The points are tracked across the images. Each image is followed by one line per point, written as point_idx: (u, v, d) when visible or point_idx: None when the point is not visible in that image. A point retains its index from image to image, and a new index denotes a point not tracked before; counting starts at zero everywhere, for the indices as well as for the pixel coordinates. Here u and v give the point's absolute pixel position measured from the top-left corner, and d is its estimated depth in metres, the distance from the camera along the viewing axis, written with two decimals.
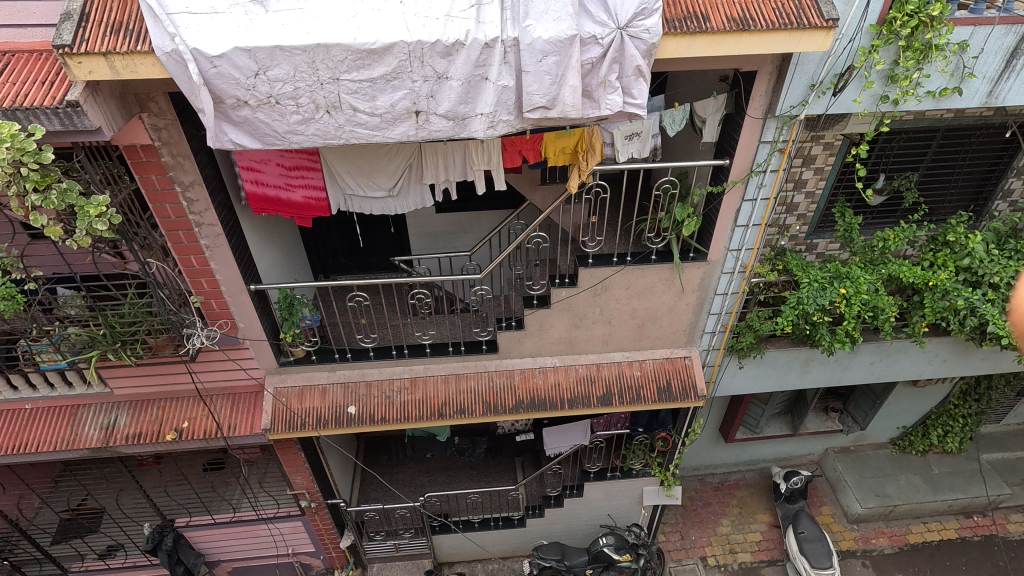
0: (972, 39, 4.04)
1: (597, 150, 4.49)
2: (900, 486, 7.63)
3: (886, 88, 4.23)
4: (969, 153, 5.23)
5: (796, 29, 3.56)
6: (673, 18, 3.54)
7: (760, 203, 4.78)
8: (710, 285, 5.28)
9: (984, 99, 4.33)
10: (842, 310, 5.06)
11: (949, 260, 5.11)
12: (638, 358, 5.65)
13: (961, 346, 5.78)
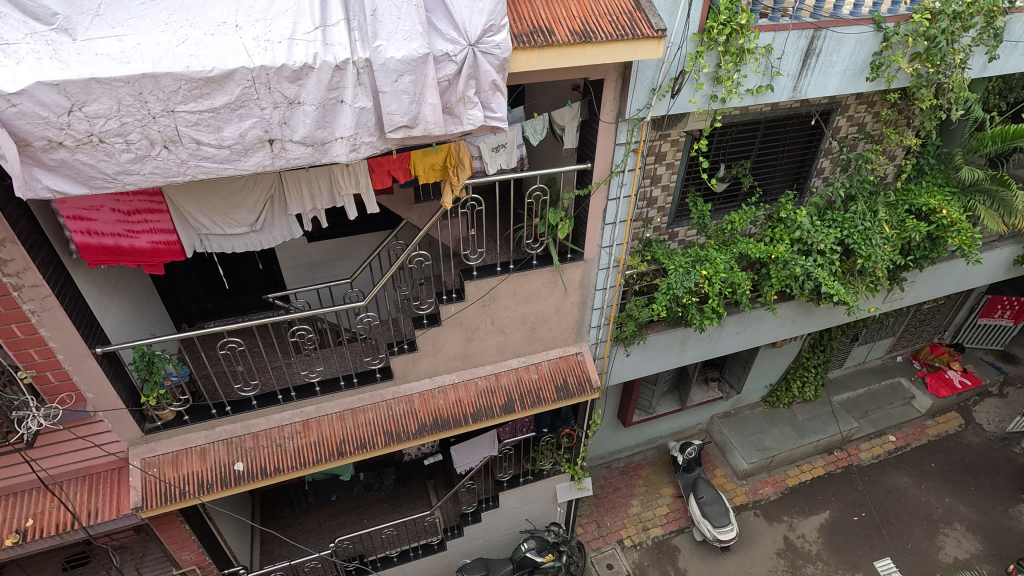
0: (775, 43, 4.65)
1: (467, 165, 4.56)
2: (775, 437, 8.55)
3: (714, 89, 4.73)
4: (787, 140, 6.02)
5: (632, 38, 3.87)
6: (520, 33, 3.70)
7: (623, 201, 5.13)
8: (590, 282, 5.55)
9: (791, 93, 5.00)
10: (706, 290, 5.57)
11: (784, 234, 5.84)
12: (534, 362, 5.79)
13: (804, 307, 6.61)
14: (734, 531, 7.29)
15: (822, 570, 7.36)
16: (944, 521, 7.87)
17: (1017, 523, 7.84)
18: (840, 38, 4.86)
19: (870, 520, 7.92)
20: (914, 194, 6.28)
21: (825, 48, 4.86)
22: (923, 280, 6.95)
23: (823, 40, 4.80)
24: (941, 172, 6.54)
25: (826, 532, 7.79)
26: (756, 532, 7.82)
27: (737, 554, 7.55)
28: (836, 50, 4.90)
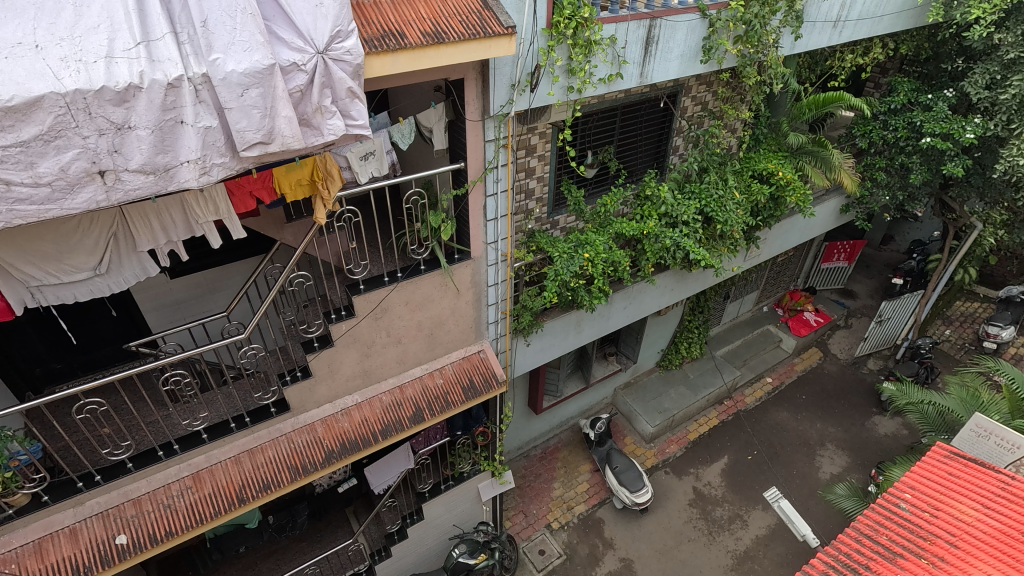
0: (618, 34, 4.96)
1: (337, 176, 4.35)
2: (673, 398, 9.21)
3: (570, 80, 4.96)
4: (643, 123, 6.47)
5: (484, 37, 3.93)
6: (370, 37, 3.62)
7: (501, 196, 5.23)
8: (481, 279, 5.59)
9: (639, 79, 5.39)
10: (591, 271, 5.85)
11: (652, 210, 6.29)
12: (437, 367, 5.72)
13: (679, 274, 7.17)
14: (649, 492, 7.79)
15: (728, 510, 8.10)
16: (819, 444, 8.97)
17: (874, 433, 9.15)
18: (674, 26, 5.29)
19: (762, 456, 8.82)
20: (755, 161, 7.03)
21: (662, 36, 5.28)
22: (773, 236, 7.82)
23: (659, 28, 5.20)
24: (774, 140, 7.39)
25: (728, 475, 8.57)
26: (669, 488, 8.41)
27: (655, 513, 8.08)
28: (672, 37, 5.35)
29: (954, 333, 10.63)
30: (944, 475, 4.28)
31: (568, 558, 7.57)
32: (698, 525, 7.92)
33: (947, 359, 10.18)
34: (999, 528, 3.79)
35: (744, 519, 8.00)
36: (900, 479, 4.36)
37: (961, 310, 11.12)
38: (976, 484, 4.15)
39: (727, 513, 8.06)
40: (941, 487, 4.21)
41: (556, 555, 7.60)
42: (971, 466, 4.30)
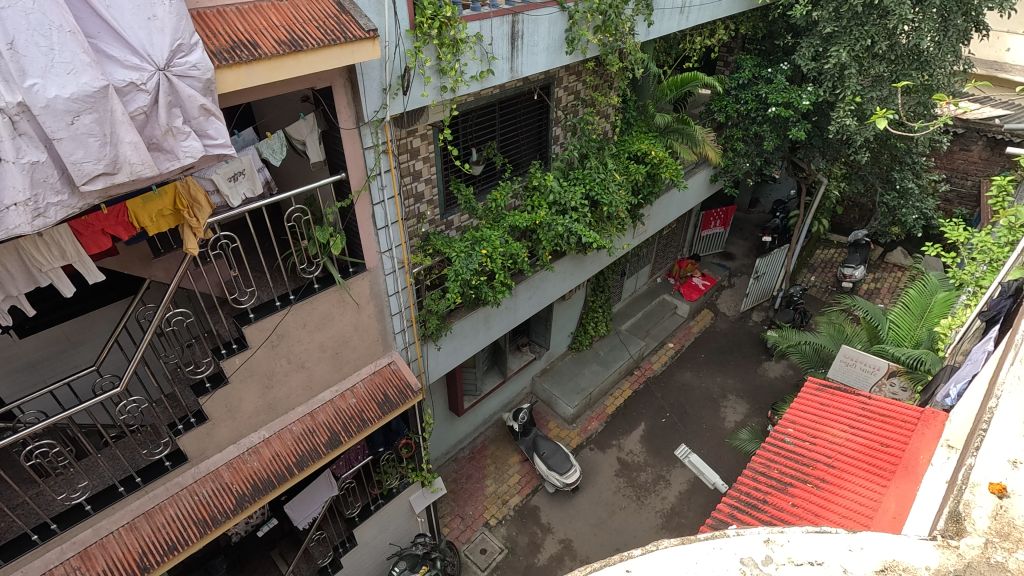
0: (483, 31, 5.01)
1: (205, 203, 4.03)
2: (588, 377, 9.56)
3: (442, 80, 4.93)
4: (521, 115, 6.60)
5: (345, 42, 3.78)
6: (218, 50, 3.37)
7: (389, 202, 5.11)
8: (381, 290, 5.43)
9: (510, 73, 5.49)
10: (491, 267, 5.89)
11: (541, 200, 6.46)
12: (348, 387, 5.50)
13: (576, 258, 7.44)
14: (577, 471, 8.08)
15: (651, 473, 8.58)
16: (721, 396, 9.74)
17: (765, 379, 10.09)
18: (535, 20, 5.44)
19: (674, 417, 9.42)
20: (629, 143, 7.45)
21: (526, 30, 5.41)
22: (655, 211, 8.33)
23: (522, 23, 5.32)
24: (643, 121, 7.87)
25: (647, 440, 9.06)
26: (596, 464, 8.74)
27: (586, 490, 8.37)
28: (536, 31, 5.50)
29: (818, 278, 11.97)
30: (816, 405, 4.53)
31: (510, 551, 7.65)
32: (626, 493, 8.32)
33: (815, 302, 11.45)
34: (866, 435, 4.01)
35: (667, 479, 8.51)
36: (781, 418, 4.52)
37: (821, 257, 12.53)
38: (842, 404, 4.42)
39: (651, 476, 8.53)
40: (816, 415, 4.42)
41: (498, 551, 7.64)
42: (836, 391, 4.60)
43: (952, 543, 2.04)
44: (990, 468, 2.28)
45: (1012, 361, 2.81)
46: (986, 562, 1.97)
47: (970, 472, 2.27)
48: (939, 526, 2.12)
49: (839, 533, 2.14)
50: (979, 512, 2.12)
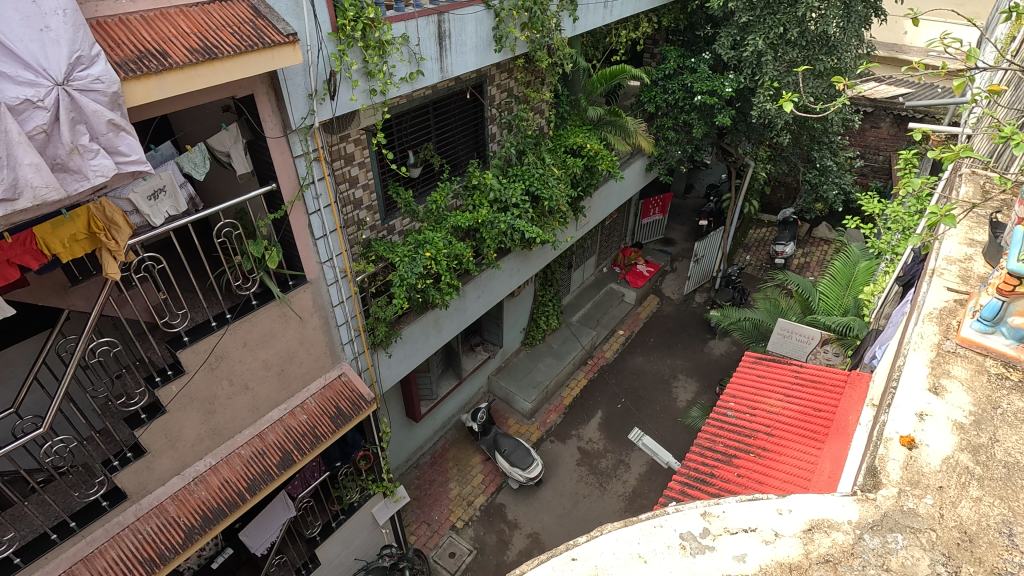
0: (409, 32, 4.95)
1: (123, 224, 3.81)
2: (543, 371, 9.65)
3: (370, 83, 4.83)
4: (456, 116, 6.57)
5: (264, 48, 3.62)
6: (124, 60, 3.17)
7: (326, 210, 4.98)
8: (324, 301, 5.28)
9: (440, 73, 5.46)
10: (436, 269, 5.83)
11: (482, 199, 6.46)
12: (298, 403, 5.31)
13: (521, 254, 7.48)
14: (539, 464, 8.18)
15: (611, 458, 8.77)
16: (672, 378, 10.06)
17: (712, 357, 10.49)
18: (461, 19, 5.42)
19: (629, 402, 9.65)
20: (565, 137, 7.57)
21: (454, 30, 5.38)
22: (596, 203, 8.49)
23: (448, 23, 5.29)
24: (576, 115, 8.01)
25: (605, 427, 9.24)
26: (557, 455, 8.85)
27: (550, 483, 8.46)
28: (463, 30, 5.48)
29: (753, 257, 12.53)
30: (754, 377, 4.74)
31: (479, 551, 7.63)
32: (589, 480, 8.46)
33: (752, 280, 11.99)
34: (801, 402, 4.23)
35: (627, 463, 8.71)
36: (723, 393, 4.71)
37: (755, 237, 13.11)
38: (777, 375, 4.64)
39: (611, 462, 8.71)
40: (754, 388, 4.63)
41: (467, 553, 7.61)
42: (772, 363, 4.83)
43: (870, 496, 2.40)
44: (902, 423, 2.69)
45: (916, 322, 3.30)
46: (898, 508, 2.34)
47: (885, 428, 2.67)
48: (861, 481, 2.48)
49: (768, 498, 2.41)
50: (893, 464, 2.50)
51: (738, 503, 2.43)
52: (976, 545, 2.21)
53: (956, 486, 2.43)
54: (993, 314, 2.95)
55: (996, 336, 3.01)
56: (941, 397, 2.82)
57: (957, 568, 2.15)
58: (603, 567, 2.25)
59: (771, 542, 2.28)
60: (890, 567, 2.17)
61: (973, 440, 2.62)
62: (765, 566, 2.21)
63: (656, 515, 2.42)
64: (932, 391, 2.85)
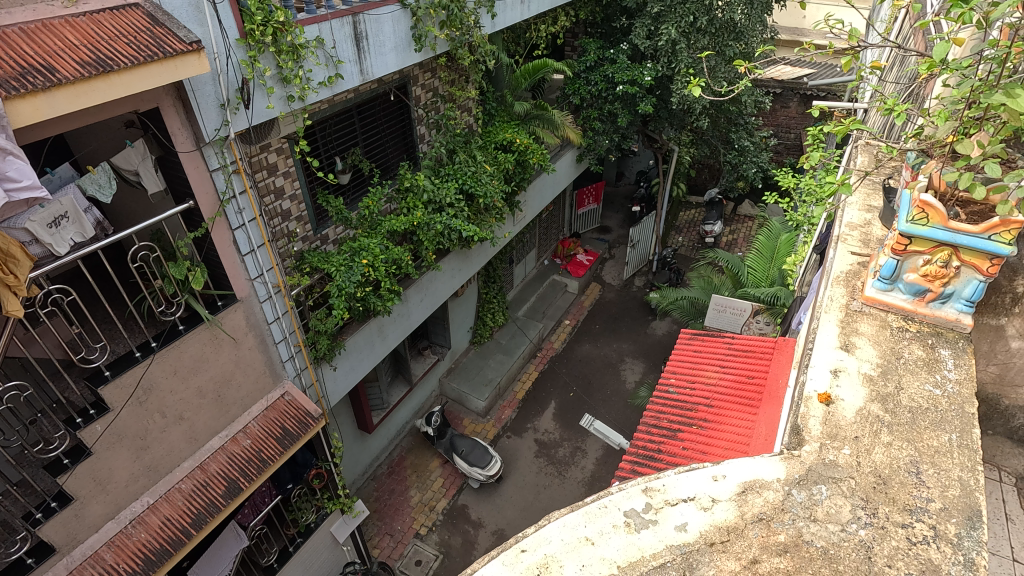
0: (323, 34, 4.79)
1: (23, 255, 3.48)
2: (494, 368, 9.68)
3: (287, 89, 4.66)
4: (382, 118, 6.44)
5: (165, 57, 3.40)
6: (4, 78, 2.90)
7: (251, 224, 4.76)
8: (259, 319, 5.05)
9: (360, 76, 5.33)
10: (375, 276, 5.71)
11: (416, 201, 6.38)
12: (239, 428, 5.06)
13: (461, 253, 7.44)
14: (498, 461, 8.20)
15: (568, 446, 8.91)
16: (619, 361, 10.33)
17: (655, 337, 10.84)
18: (378, 19, 5.30)
19: (581, 389, 9.83)
20: (494, 134, 7.61)
21: (370, 30, 5.26)
22: (531, 197, 8.55)
23: (364, 24, 5.16)
24: (504, 111, 8.04)
25: (559, 417, 9.38)
26: (515, 450, 8.90)
27: (510, 478, 8.50)
28: (380, 30, 5.37)
29: (685, 238, 13.03)
30: (691, 352, 4.94)
31: (445, 556, 7.57)
32: (548, 471, 8.57)
33: (686, 260, 12.46)
34: (736, 371, 4.45)
35: (583, 449, 8.88)
36: (663, 370, 4.87)
37: (685, 219, 13.63)
38: (712, 348, 4.86)
39: (568, 450, 8.86)
40: (691, 362, 4.82)
41: (433, 559, 7.53)
42: (706, 337, 5.05)
43: (796, 453, 2.58)
44: (819, 380, 2.91)
45: (826, 287, 3.54)
46: (821, 462, 2.53)
47: (805, 387, 2.88)
48: (787, 440, 2.66)
49: (705, 466, 2.56)
50: (814, 421, 2.71)
51: (677, 476, 2.53)
52: (889, 487, 2.43)
53: (869, 434, 2.65)
54: (890, 273, 3.15)
55: (895, 292, 3.23)
56: (851, 353, 3.05)
57: (875, 510, 2.35)
58: (554, 555, 2.29)
59: (709, 508, 2.39)
60: (817, 517, 2.34)
61: (881, 390, 2.85)
62: (705, 532, 2.31)
63: (602, 497, 2.48)
64: (842, 348, 3.08)
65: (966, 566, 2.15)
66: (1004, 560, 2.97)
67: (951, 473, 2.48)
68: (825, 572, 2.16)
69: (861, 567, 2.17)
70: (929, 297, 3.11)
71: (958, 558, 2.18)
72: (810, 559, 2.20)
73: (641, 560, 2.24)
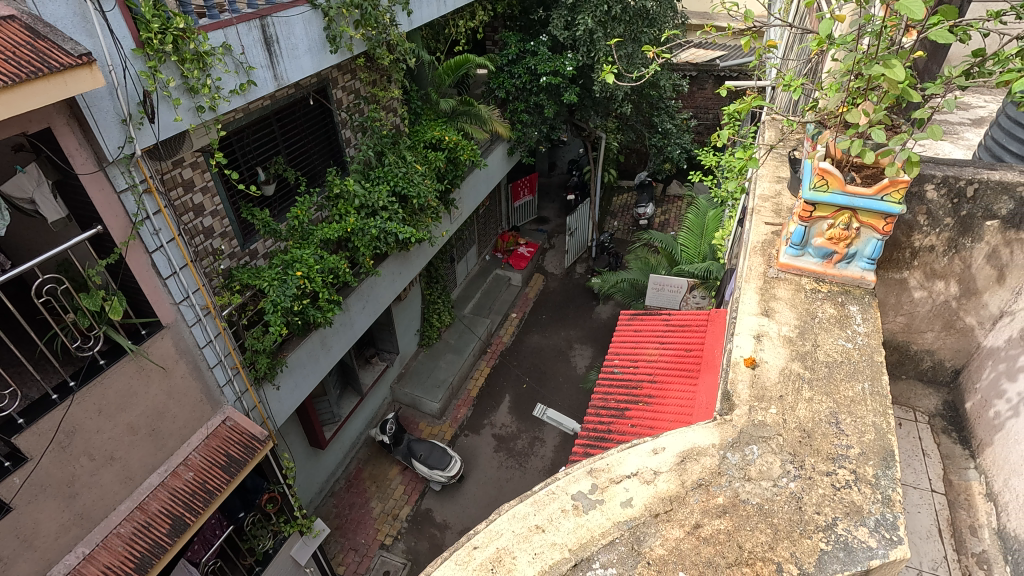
0: (229, 40, 4.56)
1: None
2: (446, 368, 9.62)
3: (195, 100, 4.41)
4: (303, 124, 6.22)
5: (52, 73, 3.12)
6: None
7: (171, 245, 4.49)
8: (189, 344, 4.77)
9: (274, 81, 5.12)
10: (311, 288, 5.51)
11: (348, 207, 6.22)
12: (180, 461, 4.75)
13: (400, 256, 7.32)
14: (458, 460, 8.17)
15: (525, 438, 9.00)
16: (569, 348, 10.51)
17: (601, 321, 11.10)
18: (288, 22, 5.10)
19: (533, 380, 9.93)
20: (422, 133, 7.53)
21: (280, 33, 5.05)
22: (465, 193, 8.52)
23: (273, 27, 4.95)
24: (430, 109, 7.96)
25: (515, 410, 9.44)
26: (474, 448, 8.88)
27: (472, 476, 8.49)
28: (292, 32, 5.16)
29: (621, 222, 13.37)
30: (632, 332, 5.08)
31: (414, 562, 7.48)
32: (509, 464, 8.63)
33: (623, 244, 12.80)
34: (674, 346, 4.64)
35: (541, 439, 8.99)
36: (607, 353, 4.99)
37: (619, 203, 13.98)
38: (651, 325, 5.02)
39: (527, 441, 8.95)
40: (633, 341, 4.97)
41: (402, 567, 7.42)
42: (644, 315, 5.21)
43: (727, 418, 2.72)
44: (744, 345, 3.07)
45: (745, 258, 3.72)
46: (750, 423, 2.68)
47: (732, 353, 3.03)
48: (719, 407, 2.79)
49: (646, 441, 2.65)
50: (742, 385, 2.86)
51: (618, 454, 2.63)
52: (813, 439, 2.60)
53: (792, 392, 2.82)
54: (800, 240, 3.35)
55: (806, 257, 3.43)
56: (771, 318, 3.23)
57: (802, 462, 2.51)
58: (507, 548, 2.31)
59: (651, 481, 2.48)
60: (751, 476, 2.47)
61: (800, 349, 3.04)
62: (649, 504, 2.39)
63: (549, 484, 2.52)
64: (762, 314, 3.26)
65: (885, 503, 2.34)
66: (924, 492, 3.30)
67: (866, 420, 2.68)
68: (761, 527, 2.29)
69: (793, 517, 2.31)
70: (836, 259, 3.33)
71: (877, 497, 2.36)
72: (747, 516, 2.33)
73: (590, 540, 2.29)
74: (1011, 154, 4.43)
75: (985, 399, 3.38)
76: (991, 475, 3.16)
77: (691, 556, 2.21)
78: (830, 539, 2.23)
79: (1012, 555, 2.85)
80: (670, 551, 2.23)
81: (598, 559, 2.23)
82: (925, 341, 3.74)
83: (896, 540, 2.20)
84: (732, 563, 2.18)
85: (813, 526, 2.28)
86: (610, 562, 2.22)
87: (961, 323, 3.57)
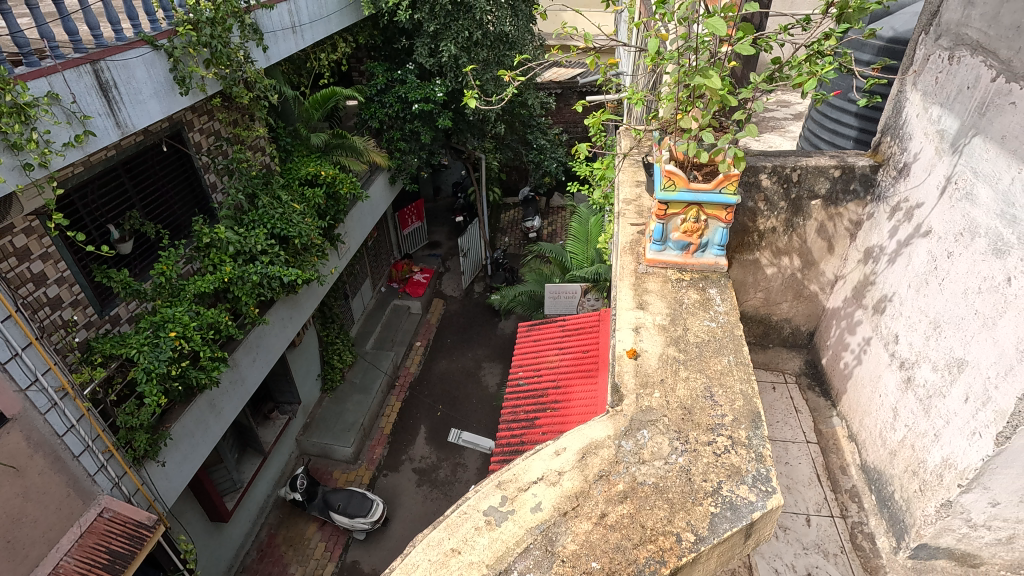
0: (55, 89, 4.10)
1: None
2: (354, 410, 9.21)
3: (19, 157, 3.87)
4: (158, 173, 5.74)
5: None
6: None
7: (7, 324, 3.90)
8: (45, 434, 4.17)
9: (116, 130, 4.68)
10: (190, 348, 5.01)
11: (222, 255, 5.78)
12: (48, 572, 4.09)
13: (288, 300, 6.93)
14: (379, 502, 7.84)
15: (445, 466, 8.86)
16: (478, 369, 10.53)
17: (505, 336, 11.27)
18: (126, 65, 4.69)
19: (446, 406, 9.82)
20: (295, 170, 7.27)
21: (117, 77, 4.62)
22: (350, 228, 8.30)
23: (108, 71, 4.53)
24: (301, 145, 7.71)
25: (431, 439, 9.26)
26: (395, 486, 8.57)
27: (396, 516, 8.17)
28: (131, 76, 4.75)
29: (511, 238, 13.74)
30: (532, 342, 5.20)
31: None
32: (433, 496, 8.43)
33: (516, 258, 13.15)
34: (572, 350, 4.83)
35: (462, 464, 8.90)
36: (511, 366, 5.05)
37: (507, 220, 14.36)
38: (548, 334, 5.19)
39: (448, 469, 8.80)
40: (534, 351, 5.09)
41: None
42: (541, 325, 5.37)
43: (618, 409, 2.88)
44: (625, 338, 3.28)
45: (617, 258, 3.99)
46: (639, 410, 2.86)
47: (616, 348, 3.23)
48: (610, 400, 2.95)
49: (548, 444, 2.73)
50: (627, 375, 3.06)
51: (524, 462, 2.68)
52: (694, 414, 2.83)
53: (671, 375, 3.05)
54: (660, 236, 3.65)
55: (668, 250, 3.75)
56: (646, 310, 3.48)
57: (687, 437, 2.72)
58: None
59: (557, 482, 2.54)
60: (645, 459, 2.63)
61: (673, 334, 3.30)
62: (557, 504, 2.45)
63: (460, 505, 2.50)
64: (638, 307, 3.50)
65: (758, 460, 2.58)
66: (801, 444, 3.76)
67: (736, 388, 2.96)
68: (659, 504, 2.44)
69: (685, 489, 2.49)
70: (692, 249, 3.68)
71: (752, 455, 2.62)
72: (646, 497, 2.47)
73: (506, 551, 2.29)
74: (824, 142, 5.18)
75: (836, 353, 3.87)
76: (850, 419, 3.63)
77: (600, 545, 2.30)
78: (718, 501, 2.43)
79: (872, 485, 3.29)
80: (582, 544, 2.30)
81: (515, 568, 2.23)
82: (782, 311, 4.21)
83: (771, 490, 2.45)
84: (638, 543, 2.29)
85: (703, 494, 2.47)
86: (527, 568, 2.23)
87: (808, 291, 4.07)
